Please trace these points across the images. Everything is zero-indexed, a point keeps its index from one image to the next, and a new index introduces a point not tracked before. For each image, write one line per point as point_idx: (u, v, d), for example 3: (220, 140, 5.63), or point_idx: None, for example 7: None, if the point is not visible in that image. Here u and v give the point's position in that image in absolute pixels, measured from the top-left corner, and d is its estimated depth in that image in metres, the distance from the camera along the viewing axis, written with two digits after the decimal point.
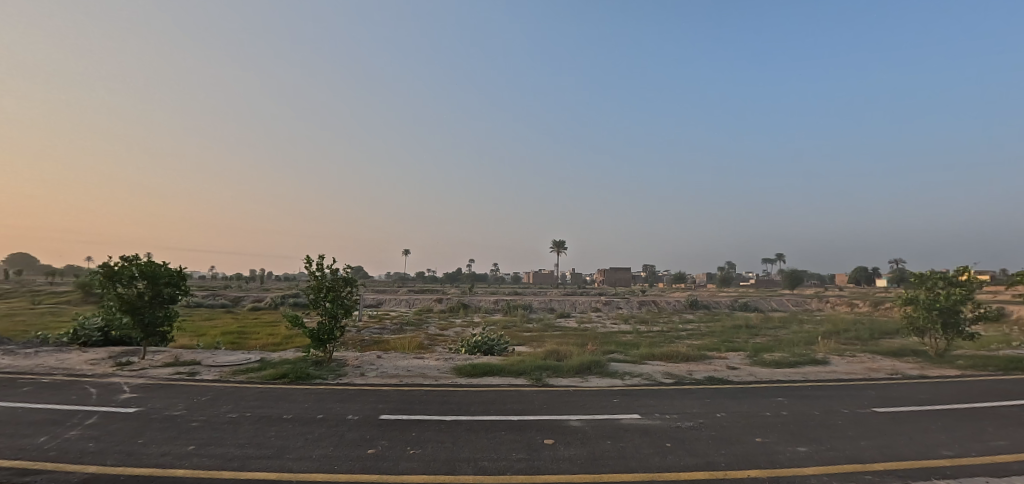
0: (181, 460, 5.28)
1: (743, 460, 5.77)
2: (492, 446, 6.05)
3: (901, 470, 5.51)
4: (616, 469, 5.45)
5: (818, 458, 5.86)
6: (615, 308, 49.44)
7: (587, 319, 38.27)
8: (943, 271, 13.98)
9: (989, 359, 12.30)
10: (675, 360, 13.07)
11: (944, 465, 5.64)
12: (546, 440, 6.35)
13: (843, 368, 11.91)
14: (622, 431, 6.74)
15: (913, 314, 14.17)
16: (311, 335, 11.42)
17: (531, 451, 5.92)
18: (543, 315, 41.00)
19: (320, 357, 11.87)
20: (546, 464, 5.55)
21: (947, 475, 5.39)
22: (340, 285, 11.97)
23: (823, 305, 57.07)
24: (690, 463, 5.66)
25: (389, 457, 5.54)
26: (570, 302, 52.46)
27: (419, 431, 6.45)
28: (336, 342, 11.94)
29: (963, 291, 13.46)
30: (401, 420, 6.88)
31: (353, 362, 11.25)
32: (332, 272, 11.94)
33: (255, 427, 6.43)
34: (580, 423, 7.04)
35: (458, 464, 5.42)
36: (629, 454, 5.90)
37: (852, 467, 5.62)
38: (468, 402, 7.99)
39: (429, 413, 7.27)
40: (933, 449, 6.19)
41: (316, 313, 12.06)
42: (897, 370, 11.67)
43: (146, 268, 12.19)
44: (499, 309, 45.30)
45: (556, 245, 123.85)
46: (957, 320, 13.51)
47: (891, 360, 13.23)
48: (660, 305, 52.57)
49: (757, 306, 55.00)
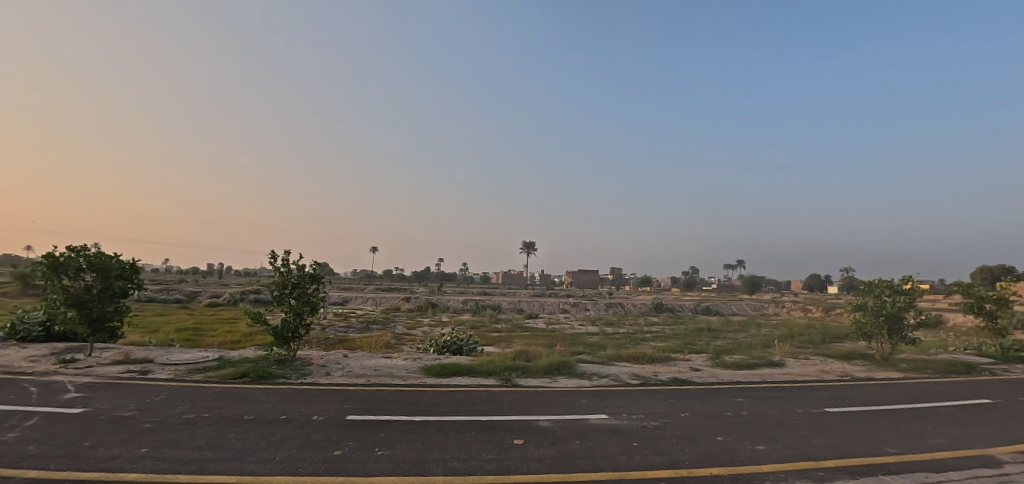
0: (133, 464, 5.00)
1: (706, 458, 5.96)
2: (462, 446, 6.02)
3: (850, 466, 5.83)
4: (585, 468, 5.53)
5: (775, 455, 6.13)
6: (583, 310, 50.01)
7: (555, 320, 38.56)
8: (889, 280, 14.88)
9: (929, 363, 13.17)
10: (641, 361, 13.38)
11: (889, 462, 6.00)
12: (515, 440, 6.37)
13: (798, 370, 12.46)
14: (591, 431, 6.83)
15: (861, 320, 14.96)
16: (274, 333, 11.02)
17: (501, 452, 5.93)
18: (512, 316, 41.06)
19: (283, 356, 11.48)
20: (516, 464, 5.56)
21: (891, 470, 5.73)
22: (306, 281, 11.63)
23: (780, 310, 59.56)
24: (655, 462, 5.79)
25: (357, 459, 5.43)
26: (539, 302, 52.73)
27: (387, 432, 6.36)
28: (301, 341, 11.56)
29: (907, 298, 14.38)
30: (368, 420, 6.76)
31: (318, 361, 10.95)
32: (298, 268, 11.57)
33: (214, 429, 6.17)
34: (549, 424, 7.10)
35: (428, 465, 5.37)
36: (597, 454, 5.99)
37: (806, 463, 5.91)
38: (437, 403, 7.92)
39: (397, 413, 7.17)
40: (879, 446, 6.58)
41: (279, 310, 11.65)
42: (847, 372, 12.31)
43: (96, 260, 11.50)
44: (468, 309, 45.22)
45: (525, 246, 124.07)
46: (901, 326, 14.38)
47: (841, 363, 13.97)
48: (626, 308, 53.62)
49: (718, 310, 57.08)
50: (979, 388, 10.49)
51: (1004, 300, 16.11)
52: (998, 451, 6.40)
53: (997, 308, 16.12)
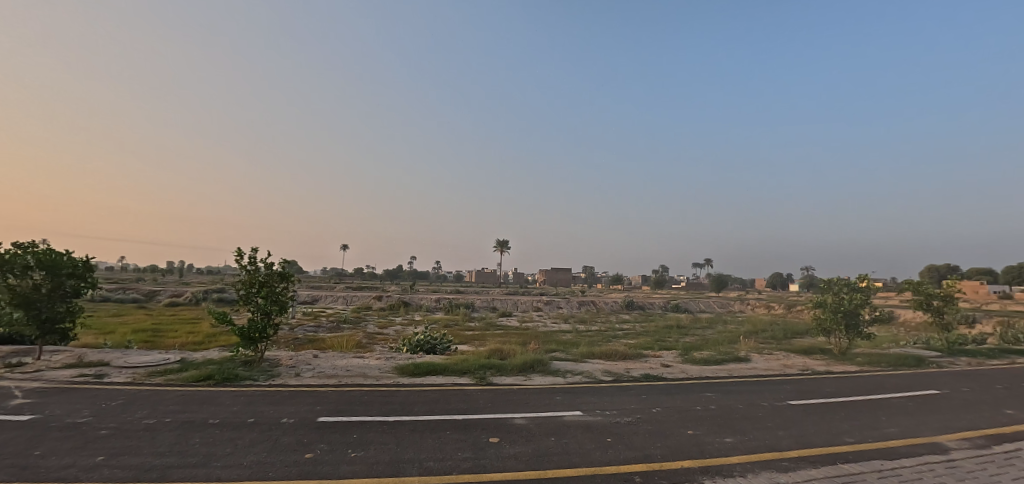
0: (89, 472, 4.75)
1: (677, 452, 6.11)
2: (437, 446, 5.98)
3: (812, 456, 6.09)
4: (560, 464, 5.59)
5: (742, 447, 6.34)
6: (556, 308, 50.46)
7: (529, 318, 38.74)
8: (847, 278, 15.62)
9: (882, 357, 13.87)
10: (614, 358, 13.61)
11: (847, 451, 6.30)
12: (491, 438, 6.37)
13: (763, 365, 12.93)
14: (565, 428, 6.90)
15: (821, 316, 15.62)
16: (240, 333, 10.65)
17: (476, 450, 5.91)
18: (486, 314, 41.03)
19: (250, 357, 11.11)
20: (492, 462, 5.56)
21: (849, 459, 6.02)
22: (274, 279, 11.29)
23: (745, 307, 61.57)
24: (629, 456, 5.89)
25: (329, 461, 5.31)
26: (512, 300, 52.85)
27: (361, 433, 6.25)
28: (269, 341, 11.23)
29: (862, 296, 15.12)
30: (341, 422, 6.62)
31: (287, 362, 10.67)
32: (266, 266, 11.22)
33: (176, 434, 5.93)
34: (524, 421, 7.13)
35: (402, 466, 5.31)
36: (571, 450, 6.05)
37: (771, 454, 6.13)
38: (411, 402, 7.83)
39: (370, 414, 7.06)
40: (838, 436, 6.90)
41: (246, 309, 11.26)
42: (808, 366, 12.84)
43: (45, 257, 10.86)
44: (441, 307, 44.90)
45: (498, 244, 123.91)
46: (858, 322, 15.09)
47: (803, 358, 14.57)
48: (598, 306, 54.41)
49: (686, 307, 58.62)
50: (928, 380, 11.13)
51: (950, 297, 17.15)
52: (945, 438, 6.81)
53: (943, 304, 17.15)
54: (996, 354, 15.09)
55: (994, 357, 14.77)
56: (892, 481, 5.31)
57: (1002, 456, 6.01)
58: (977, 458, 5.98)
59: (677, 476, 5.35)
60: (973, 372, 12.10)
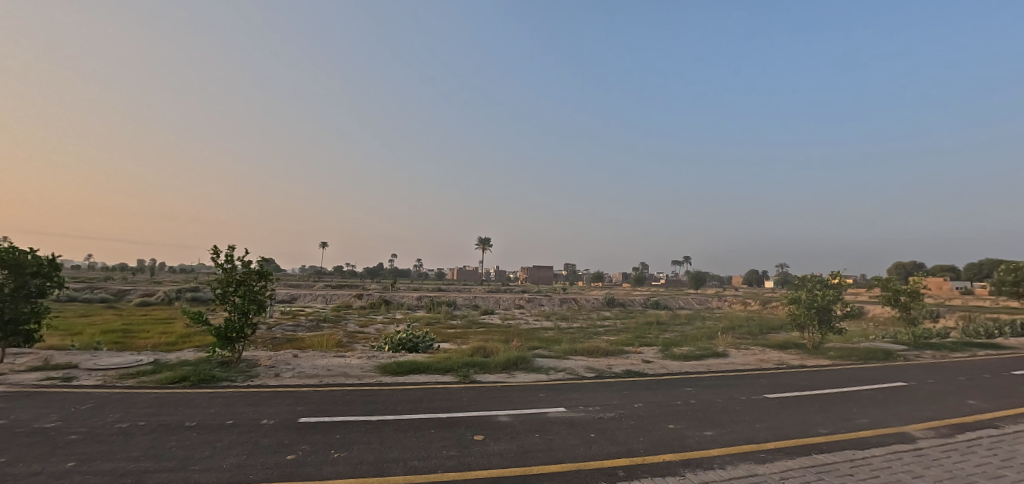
0: (58, 479, 4.58)
1: (659, 446, 6.21)
2: (421, 445, 5.96)
3: (787, 447, 6.27)
4: (545, 461, 5.63)
5: (722, 440, 6.49)
6: (538, 305, 50.65)
7: (511, 316, 38.79)
8: (819, 275, 16.15)
9: (853, 351, 14.35)
10: (595, 354, 13.74)
11: (821, 441, 6.51)
12: (475, 436, 6.38)
13: (740, 360, 13.22)
14: (549, 424, 6.95)
15: (795, 312, 16.01)
16: (216, 333, 10.40)
17: (461, 448, 5.92)
18: (468, 312, 40.91)
19: (227, 357, 10.85)
20: (477, 459, 5.58)
21: (824, 449, 6.22)
22: (252, 278, 11.04)
23: (722, 304, 62.81)
24: (612, 451, 5.97)
25: (312, 462, 5.24)
26: (494, 298, 52.82)
27: (344, 433, 6.18)
28: (246, 341, 10.98)
29: (835, 292, 15.65)
30: (322, 422, 6.53)
31: (265, 362, 10.46)
32: (243, 265, 10.96)
33: (152, 437, 5.76)
34: (508, 419, 7.15)
35: (387, 465, 5.27)
36: (555, 446, 6.11)
37: (749, 446, 6.30)
38: (394, 401, 7.78)
39: (353, 414, 6.98)
40: (812, 428, 7.12)
41: (222, 308, 10.99)
42: (783, 361, 13.19)
43: (7, 256, 10.42)
44: (423, 306, 44.58)
45: (479, 241, 123.56)
46: (830, 317, 15.59)
47: (778, 352, 14.96)
48: (580, 303, 54.79)
49: (668, 305, 59.33)
50: (896, 373, 11.57)
51: (916, 293, 17.85)
52: (912, 428, 7.10)
53: (910, 300, 17.84)
54: (959, 347, 15.77)
55: (957, 349, 15.43)
56: (863, 469, 5.51)
57: (964, 444, 6.30)
58: (942, 446, 6.25)
59: (660, 470, 5.44)
60: (937, 364, 12.63)
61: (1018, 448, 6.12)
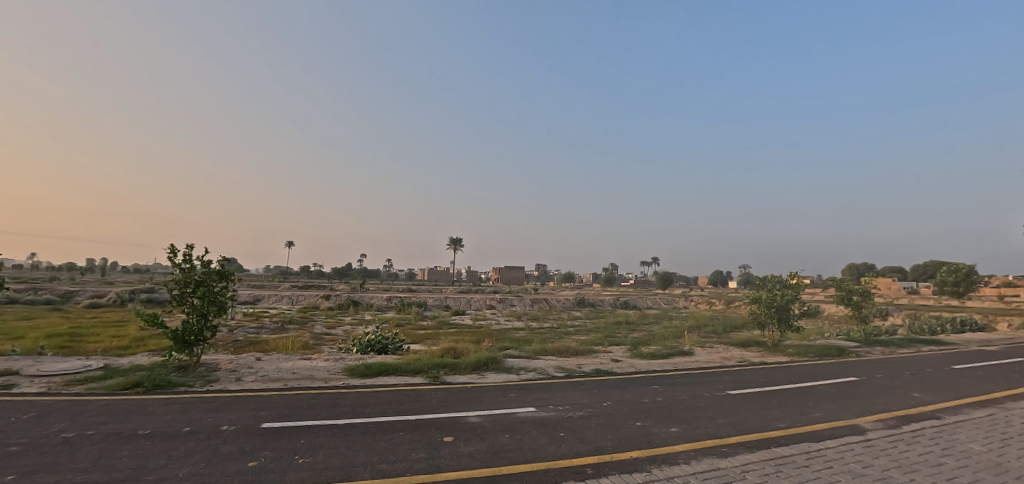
0: None
1: (626, 443, 6.33)
2: (389, 448, 5.87)
3: (748, 441, 6.50)
4: (514, 461, 5.65)
5: (686, 436, 6.67)
6: (509, 306, 50.74)
7: (482, 316, 38.67)
8: (779, 276, 16.81)
9: (810, 348, 15.01)
10: (565, 354, 13.88)
11: (779, 435, 6.78)
12: (445, 437, 6.33)
13: (705, 358, 13.62)
14: (519, 424, 6.98)
15: (756, 311, 16.60)
16: (173, 336, 9.95)
17: (430, 450, 5.86)
18: (439, 312, 40.53)
19: (184, 362, 10.39)
20: (447, 461, 5.54)
21: (782, 442, 6.48)
22: (212, 278, 10.61)
23: (689, 304, 64.69)
24: (581, 449, 6.05)
25: (275, 469, 5.08)
26: (465, 298, 52.58)
27: (309, 438, 6.01)
28: (206, 345, 10.54)
29: (793, 291, 16.34)
30: (286, 427, 6.35)
31: (227, 366, 10.08)
32: (203, 264, 10.52)
33: (101, 447, 5.46)
34: (478, 419, 7.13)
35: (354, 469, 5.17)
36: (525, 446, 6.14)
37: (712, 441, 6.50)
38: (362, 404, 7.64)
39: (318, 418, 6.81)
40: (771, 422, 7.41)
41: (179, 310, 10.51)
42: (745, 358, 13.65)
43: None
44: (392, 307, 43.91)
45: (450, 242, 122.66)
46: (789, 316, 16.25)
47: (741, 350, 15.47)
48: (551, 303, 55.21)
49: (636, 305, 60.38)
50: (848, 368, 12.16)
51: (867, 292, 18.81)
52: (863, 420, 7.48)
53: (862, 299, 18.79)
54: (906, 343, 16.70)
55: (904, 346, 16.37)
56: (818, 461, 5.77)
57: (910, 435, 6.68)
58: (889, 437, 6.61)
59: (628, 466, 5.54)
60: (886, 360, 13.34)
61: (957, 438, 6.54)
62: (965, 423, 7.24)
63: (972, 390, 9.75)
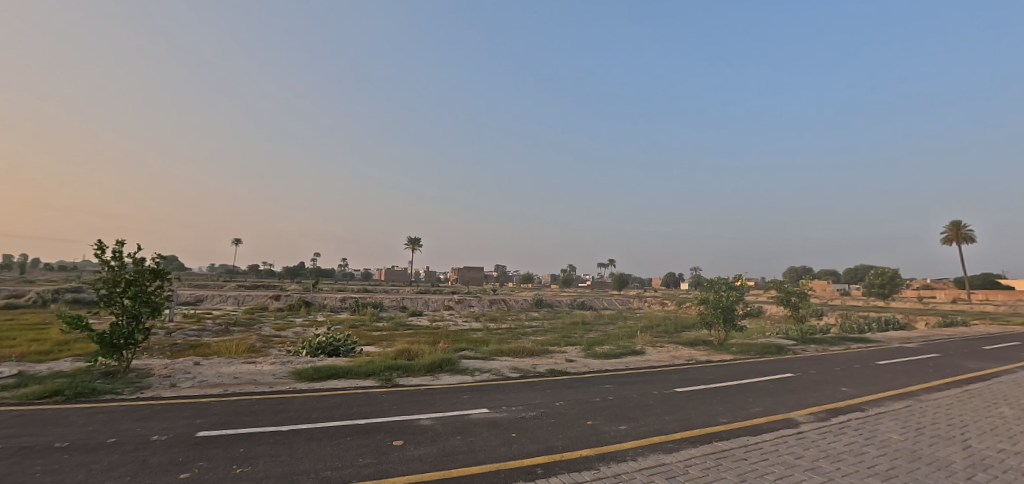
0: None
1: (577, 442, 6.43)
2: (335, 454, 5.69)
3: (692, 436, 6.76)
4: (465, 463, 5.61)
5: (635, 433, 6.85)
6: (468, 306, 50.53)
7: (440, 317, 38.33)
8: (725, 278, 17.61)
9: (752, 346, 15.81)
10: (521, 354, 13.96)
11: (721, 430, 7.10)
12: (394, 441, 6.21)
13: (655, 357, 14.07)
14: (471, 426, 6.94)
15: (704, 311, 17.29)
16: (99, 339, 9.22)
17: (379, 455, 5.72)
18: (395, 313, 39.79)
19: (112, 367, 9.65)
20: (395, 466, 5.43)
21: (723, 436, 6.78)
22: (146, 277, 9.93)
23: (643, 304, 66.70)
24: (532, 449, 6.08)
25: (210, 480, 4.81)
26: (423, 299, 51.87)
27: (249, 446, 5.73)
28: (137, 349, 9.83)
29: (737, 293, 17.17)
30: (224, 435, 6.02)
31: (161, 371, 9.46)
32: (135, 263, 9.82)
33: (11, 462, 4.99)
34: (430, 422, 7.03)
35: (296, 478, 4.98)
36: (476, 447, 6.11)
37: (659, 437, 6.71)
38: (308, 409, 7.36)
39: (260, 424, 6.50)
40: (714, 418, 7.73)
41: (108, 312, 9.76)
42: (692, 357, 14.21)
43: None
44: (346, 308, 42.69)
45: (408, 242, 120.51)
46: (733, 316, 17.06)
47: (690, 349, 16.09)
48: (509, 303, 55.44)
49: (592, 306, 61.69)
50: (786, 365, 12.89)
51: (804, 294, 20.04)
52: (796, 413, 7.95)
53: (799, 300, 20.01)
54: (837, 341, 17.92)
55: (835, 343, 17.54)
56: (756, 454, 6.06)
57: (838, 426, 7.15)
58: (820, 429, 7.05)
59: (577, 465, 5.63)
60: (819, 357, 14.26)
61: (878, 428, 7.06)
62: (886, 414, 7.84)
63: (893, 383, 10.58)
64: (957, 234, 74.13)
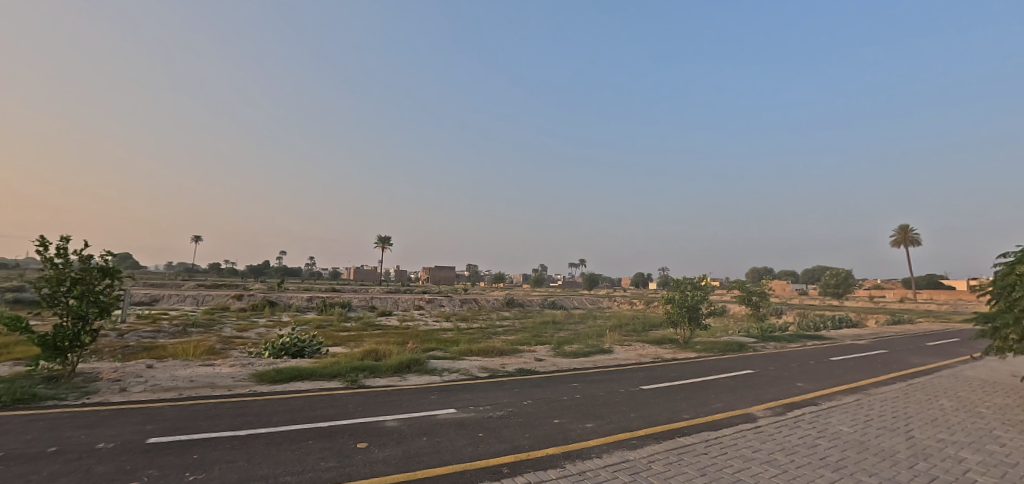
0: None
1: (543, 440, 6.47)
2: (296, 458, 5.53)
3: (656, 433, 6.90)
4: (430, 464, 5.56)
5: (600, 431, 6.95)
6: (439, 306, 50.12)
7: (410, 317, 37.88)
8: (691, 278, 18.07)
9: (716, 344, 16.30)
10: (490, 354, 13.95)
11: (684, 425, 7.28)
12: (358, 444, 6.09)
13: (622, 355, 14.33)
14: (438, 426, 6.88)
15: (670, 310, 17.70)
16: (41, 342, 8.68)
17: (342, 458, 5.60)
18: (364, 313, 39.09)
19: (55, 371, 9.10)
20: (359, 469, 5.33)
21: (685, 432, 6.96)
22: (93, 276, 9.40)
23: (612, 304, 67.59)
24: (498, 449, 6.09)
25: None
26: (394, 299, 51.15)
27: (204, 452, 5.52)
28: (83, 352, 9.30)
29: (702, 292, 17.66)
30: (178, 441, 5.77)
31: (110, 375, 8.99)
32: (81, 261, 9.29)
33: None
34: (396, 423, 6.94)
35: None
36: (442, 448, 6.06)
37: (624, 434, 6.83)
38: (269, 412, 7.14)
39: (217, 429, 6.26)
40: (678, 414, 7.93)
41: (50, 313, 9.19)
42: (658, 355, 14.53)
43: None
44: (313, 308, 41.62)
45: (378, 241, 118.49)
46: (698, 315, 17.53)
47: (656, 347, 16.44)
48: (481, 303, 55.31)
49: (563, 305, 62.19)
50: (746, 362, 13.34)
51: (764, 293, 20.81)
52: (755, 408, 8.23)
53: (760, 299, 20.76)
54: (795, 338, 18.69)
55: (793, 341, 18.29)
56: (716, 448, 6.25)
57: (793, 420, 7.45)
58: (776, 423, 7.32)
59: (543, 463, 5.66)
60: (778, 354, 14.83)
61: (830, 421, 7.39)
62: (837, 408, 8.22)
63: (844, 378, 11.11)
64: (905, 237, 78.45)
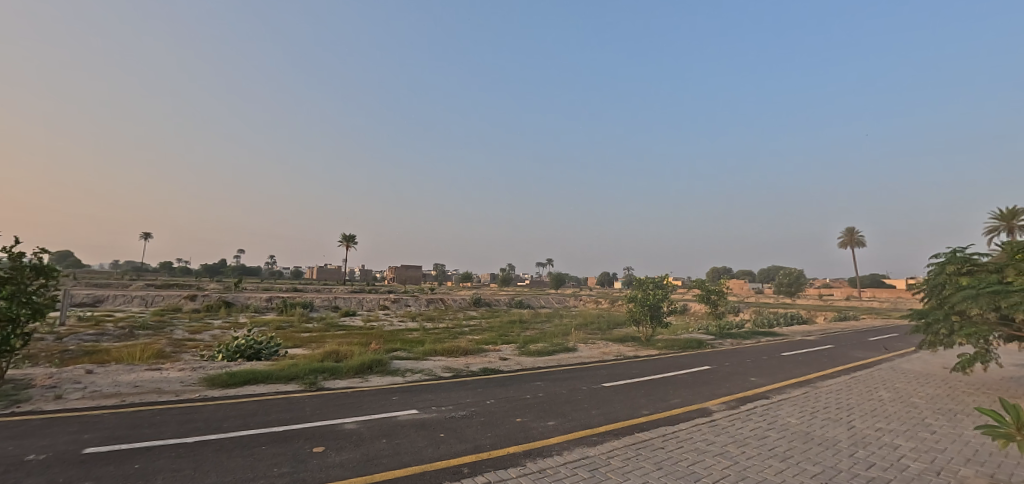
0: None
1: (504, 439, 6.48)
2: (247, 465, 5.32)
3: (615, 429, 7.04)
4: (389, 466, 5.47)
5: (562, 428, 7.03)
6: (405, 306, 49.50)
7: (375, 317, 37.19)
8: (653, 277, 18.50)
9: (676, 341, 16.77)
10: (455, 353, 13.88)
11: (642, 421, 7.46)
12: (315, 448, 5.92)
13: (586, 353, 14.54)
14: (398, 428, 6.78)
15: (633, 309, 18.07)
16: None
17: (296, 463, 5.44)
18: (327, 314, 38.12)
19: None
20: (315, 474, 5.19)
21: (644, 427, 7.12)
22: (25, 275, 8.78)
23: (578, 303, 68.36)
24: (459, 449, 6.06)
25: None
26: (358, 298, 50.13)
27: (146, 462, 5.23)
28: (11, 358, 8.63)
29: (663, 291, 18.12)
30: (118, 451, 5.45)
31: (44, 381, 8.40)
32: (12, 258, 8.64)
33: None
34: (355, 426, 6.80)
35: None
36: (402, 450, 5.97)
37: (584, 431, 6.93)
38: (220, 418, 6.85)
39: (161, 437, 5.95)
40: (637, 410, 8.11)
41: None
42: (620, 353, 14.82)
43: None
44: (273, 309, 40.22)
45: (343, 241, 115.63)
46: (659, 313, 17.96)
47: (619, 345, 16.76)
48: (448, 303, 54.94)
49: (529, 304, 62.38)
50: (704, 358, 13.78)
51: (722, 292, 21.57)
52: (710, 403, 8.52)
53: (718, 298, 21.50)
54: (749, 335, 19.48)
55: (747, 337, 19.06)
56: (673, 442, 6.42)
57: (745, 413, 7.74)
58: (730, 416, 7.59)
59: (503, 462, 5.67)
60: (733, 350, 15.42)
61: (780, 414, 7.73)
62: (787, 401, 8.60)
63: (794, 373, 11.65)
64: (851, 239, 83.06)
